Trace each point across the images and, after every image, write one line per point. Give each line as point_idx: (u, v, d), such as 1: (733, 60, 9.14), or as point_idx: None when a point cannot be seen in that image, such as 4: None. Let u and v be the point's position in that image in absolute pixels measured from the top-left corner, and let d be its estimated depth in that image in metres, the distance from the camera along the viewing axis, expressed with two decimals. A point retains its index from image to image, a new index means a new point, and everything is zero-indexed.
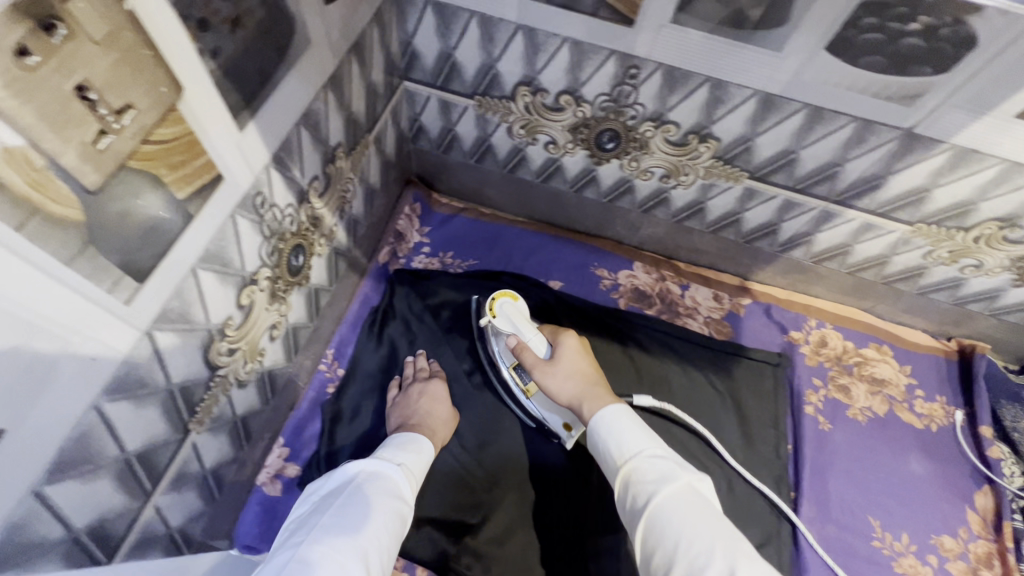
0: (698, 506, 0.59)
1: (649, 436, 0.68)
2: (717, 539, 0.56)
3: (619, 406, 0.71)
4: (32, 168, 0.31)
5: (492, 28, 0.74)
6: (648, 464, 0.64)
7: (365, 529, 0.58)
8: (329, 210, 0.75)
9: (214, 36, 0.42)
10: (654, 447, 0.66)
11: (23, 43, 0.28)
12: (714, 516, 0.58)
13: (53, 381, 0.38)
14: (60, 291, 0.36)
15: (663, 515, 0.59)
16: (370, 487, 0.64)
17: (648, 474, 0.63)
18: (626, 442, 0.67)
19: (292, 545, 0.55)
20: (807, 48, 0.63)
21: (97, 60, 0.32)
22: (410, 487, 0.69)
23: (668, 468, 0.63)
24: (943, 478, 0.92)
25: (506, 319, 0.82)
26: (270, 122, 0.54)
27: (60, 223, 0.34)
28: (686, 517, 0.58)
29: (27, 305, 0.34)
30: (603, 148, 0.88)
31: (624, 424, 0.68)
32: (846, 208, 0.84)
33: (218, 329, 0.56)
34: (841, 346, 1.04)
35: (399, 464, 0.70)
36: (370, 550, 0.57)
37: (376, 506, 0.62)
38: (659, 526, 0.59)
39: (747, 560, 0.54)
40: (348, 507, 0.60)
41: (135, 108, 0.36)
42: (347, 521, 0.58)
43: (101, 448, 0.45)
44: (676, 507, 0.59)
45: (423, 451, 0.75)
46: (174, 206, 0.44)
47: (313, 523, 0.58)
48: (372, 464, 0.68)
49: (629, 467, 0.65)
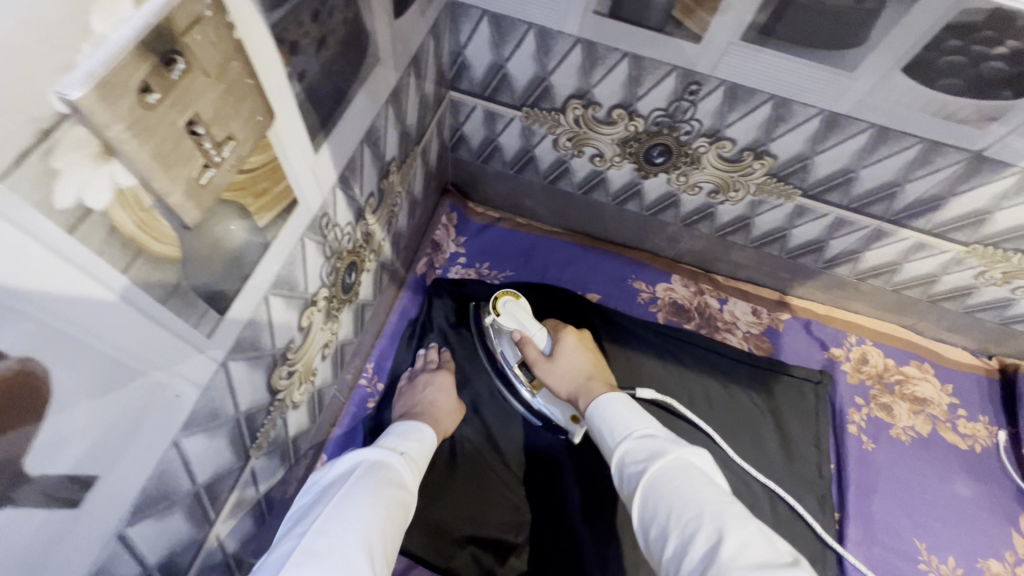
0: (687, 477, 0.55)
1: (641, 417, 0.65)
2: (704, 503, 0.52)
3: (613, 395, 0.69)
4: (140, 208, 0.29)
5: (550, 41, 0.72)
6: (637, 444, 0.61)
7: (365, 515, 0.56)
8: (380, 224, 0.74)
9: (303, 59, 0.41)
10: (644, 428, 0.63)
11: (146, 81, 0.26)
12: (701, 482, 0.54)
13: (139, 420, 0.36)
14: (152, 329, 0.34)
15: (653, 490, 0.55)
16: (369, 473, 0.62)
17: (637, 454, 0.60)
18: (615, 427, 0.64)
19: (297, 534, 0.52)
20: (883, 68, 0.61)
21: (208, 94, 0.30)
22: (411, 474, 0.68)
23: (654, 444, 0.60)
24: (990, 501, 0.91)
25: (509, 316, 0.81)
26: (340, 142, 0.52)
27: (160, 261, 0.33)
28: (673, 487, 0.54)
29: (123, 347, 0.32)
30: (651, 162, 0.86)
31: (614, 410, 0.66)
32: (900, 227, 0.83)
33: (281, 353, 0.55)
34: (882, 363, 1.03)
35: (402, 452, 0.70)
36: (373, 538, 0.54)
37: (375, 490, 0.60)
38: (650, 503, 0.55)
39: (736, 522, 0.50)
40: (353, 495, 0.58)
41: (234, 139, 0.34)
42: (352, 510, 0.55)
43: (176, 484, 0.44)
44: (664, 481, 0.55)
45: (427, 439, 0.75)
46: (256, 234, 0.42)
47: (318, 514, 0.55)
48: (375, 452, 0.67)
49: (619, 450, 0.62)
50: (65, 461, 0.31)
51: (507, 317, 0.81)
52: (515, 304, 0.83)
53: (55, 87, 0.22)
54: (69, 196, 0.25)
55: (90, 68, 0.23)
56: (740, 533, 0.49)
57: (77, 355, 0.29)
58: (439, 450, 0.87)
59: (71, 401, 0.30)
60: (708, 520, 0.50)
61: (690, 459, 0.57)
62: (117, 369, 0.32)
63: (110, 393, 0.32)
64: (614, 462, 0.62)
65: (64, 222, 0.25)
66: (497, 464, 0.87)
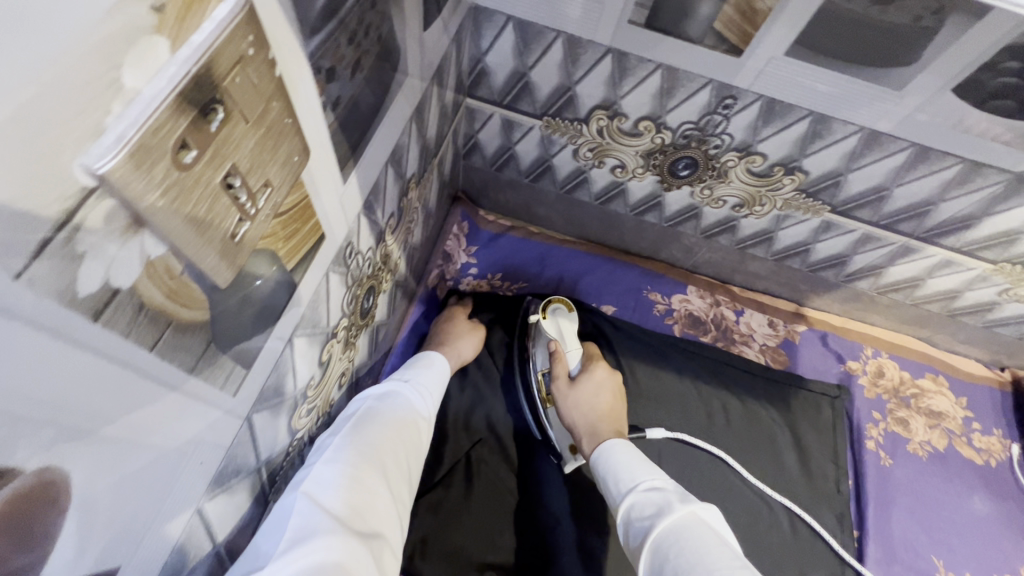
0: (696, 535, 0.49)
1: (649, 469, 0.59)
2: (713, 567, 0.45)
3: (618, 442, 0.64)
4: (170, 276, 0.25)
5: (578, 50, 0.68)
6: (642, 500, 0.55)
7: (378, 440, 0.53)
8: (397, 243, 0.70)
9: (338, 85, 0.36)
10: (651, 480, 0.57)
11: (184, 138, 0.22)
12: (709, 540, 0.48)
13: (162, 497, 0.32)
14: (174, 398, 0.30)
15: (660, 553, 0.49)
16: (377, 403, 0.58)
17: (643, 510, 0.54)
18: (620, 479, 0.59)
19: (308, 464, 0.49)
20: (933, 87, 0.58)
21: (247, 142, 0.27)
22: (421, 399, 0.63)
23: (660, 497, 0.54)
24: (1006, 517, 0.91)
25: (553, 323, 0.81)
26: (366, 167, 0.48)
27: (189, 329, 0.28)
28: (679, 549, 0.48)
29: (139, 424, 0.28)
30: (676, 174, 0.83)
31: (618, 460, 0.61)
32: (928, 244, 0.81)
33: (302, 393, 0.51)
34: (898, 376, 1.01)
35: (408, 381, 0.65)
36: (387, 463, 0.52)
37: (386, 417, 0.56)
38: (656, 568, 0.49)
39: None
40: (366, 422, 0.54)
41: (270, 185, 0.31)
42: (364, 432, 0.53)
43: (197, 549, 0.40)
44: (671, 542, 0.49)
45: (434, 365, 0.70)
46: (285, 279, 0.38)
47: (328, 443, 0.51)
48: (381, 386, 0.62)
49: (625, 504, 0.56)
50: (84, 562, 0.27)
51: (551, 325, 0.80)
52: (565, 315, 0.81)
53: (80, 159, 0.19)
54: (95, 281, 0.21)
55: (123, 132, 0.19)
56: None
57: (95, 449, 0.25)
58: (455, 469, 0.81)
59: (90, 498, 0.26)
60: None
61: (698, 517, 0.51)
62: (131, 448, 0.28)
63: (125, 476, 0.28)
64: (620, 521, 0.56)
65: (87, 310, 0.21)
66: (514, 484, 0.82)
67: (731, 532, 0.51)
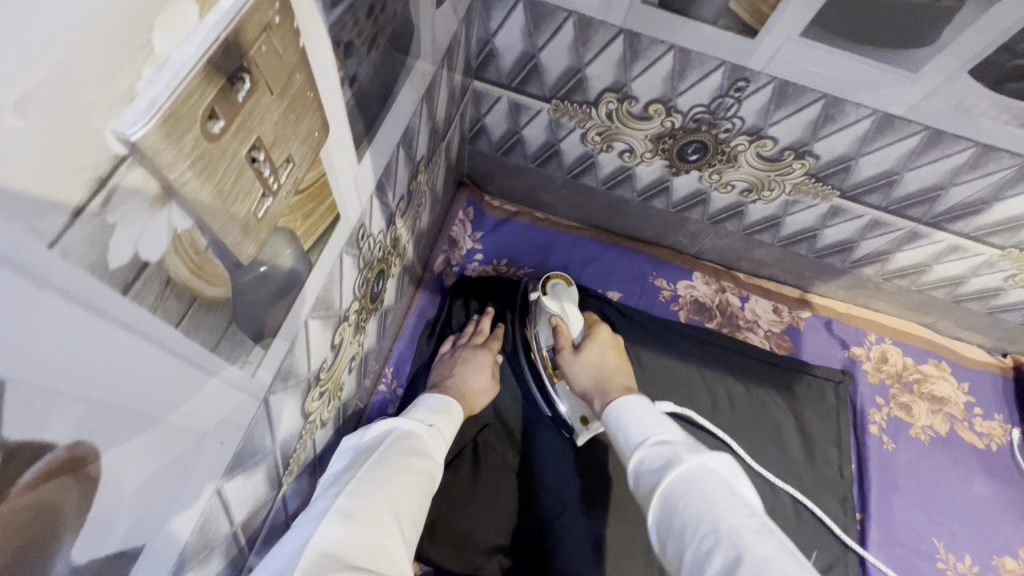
0: (708, 486, 0.48)
1: (660, 422, 0.58)
2: (720, 517, 0.45)
3: (632, 397, 0.63)
4: (195, 251, 0.25)
5: (590, 30, 0.67)
6: (652, 452, 0.54)
7: (399, 486, 0.51)
8: (406, 228, 0.69)
9: (355, 61, 0.36)
10: (661, 433, 0.56)
11: (212, 108, 0.22)
12: (720, 491, 0.47)
13: (186, 477, 0.32)
14: (213, 386, 0.31)
15: (668, 503, 0.49)
16: (404, 445, 0.57)
17: (653, 462, 0.53)
18: (631, 433, 0.58)
19: (332, 495, 0.49)
20: (949, 70, 0.57)
21: (271, 114, 0.26)
22: (439, 448, 0.62)
23: (671, 449, 0.52)
24: (1006, 501, 0.92)
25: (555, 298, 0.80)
26: (379, 147, 0.48)
27: (212, 307, 0.28)
28: (688, 500, 0.47)
29: (181, 409, 0.29)
30: (685, 159, 0.83)
31: (631, 415, 0.60)
32: (936, 229, 0.81)
33: (315, 375, 0.51)
34: (901, 362, 1.01)
35: (430, 424, 0.64)
36: (403, 508, 0.51)
37: (409, 462, 0.55)
38: (665, 518, 0.49)
39: (757, 540, 0.43)
40: (388, 461, 0.53)
41: (291, 161, 0.30)
42: (385, 472, 0.52)
43: (216, 529, 0.40)
44: (682, 491, 0.48)
45: (454, 414, 0.69)
46: (302, 259, 0.37)
47: (352, 475, 0.51)
48: (408, 424, 0.61)
49: (635, 456, 0.55)
50: (113, 539, 0.27)
51: (551, 300, 0.80)
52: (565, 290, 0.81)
53: (112, 125, 0.18)
54: (125, 253, 0.21)
55: (154, 98, 0.19)
56: (760, 555, 0.41)
57: (128, 427, 0.25)
58: (462, 454, 0.81)
59: (119, 480, 0.26)
60: (725, 538, 0.43)
61: (708, 467, 0.50)
62: (175, 435, 0.29)
63: (169, 457, 0.29)
64: (629, 472, 0.55)
65: (118, 283, 0.21)
66: (519, 468, 0.82)
67: (741, 480, 0.50)
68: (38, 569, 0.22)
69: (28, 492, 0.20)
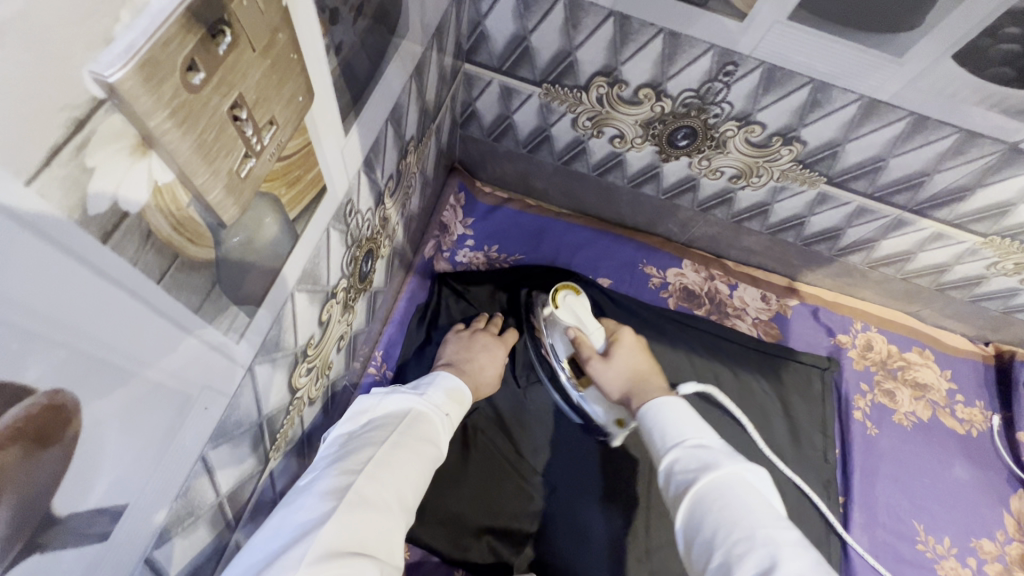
0: (746, 496, 0.47)
1: (697, 426, 0.56)
2: (757, 526, 0.44)
3: (671, 398, 0.61)
4: (177, 208, 0.25)
5: (580, 13, 0.67)
6: (690, 453, 0.52)
7: (409, 474, 0.51)
8: (395, 208, 0.69)
9: (340, 29, 0.36)
10: (700, 436, 0.55)
11: (192, 58, 0.22)
12: (756, 502, 0.47)
13: (169, 441, 0.32)
14: (198, 347, 0.31)
15: (702, 504, 0.48)
16: (419, 431, 0.55)
17: (688, 463, 0.52)
18: (668, 432, 0.56)
19: (348, 473, 0.48)
20: (934, 54, 0.57)
21: (253, 72, 0.26)
22: (449, 435, 0.60)
23: (709, 455, 0.52)
24: (985, 485, 0.94)
25: (568, 309, 0.78)
26: (367, 123, 0.48)
27: (195, 267, 0.28)
28: (723, 504, 0.47)
29: (165, 368, 0.29)
30: (675, 145, 0.83)
31: (669, 414, 0.58)
32: (920, 217, 0.82)
33: (302, 351, 0.51)
34: (886, 350, 1.03)
35: (446, 414, 0.61)
36: (408, 496, 0.51)
37: (421, 448, 0.54)
38: (694, 520, 0.48)
39: (793, 552, 0.42)
40: (403, 444, 0.53)
41: (275, 124, 0.30)
42: (399, 456, 0.51)
43: (201, 497, 0.41)
44: (718, 496, 0.47)
45: (465, 401, 0.66)
46: (287, 228, 0.37)
47: (368, 457, 0.50)
48: (423, 404, 0.59)
49: (671, 455, 0.53)
50: (95, 495, 0.27)
51: (565, 313, 0.77)
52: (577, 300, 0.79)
53: (90, 67, 0.18)
54: (105, 201, 0.21)
55: (131, 42, 0.19)
56: (797, 568, 0.41)
57: (111, 380, 0.25)
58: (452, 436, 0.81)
59: (101, 434, 0.26)
60: (760, 545, 0.43)
61: (745, 477, 0.49)
62: (159, 396, 0.29)
63: (153, 418, 0.30)
64: (660, 468, 0.54)
65: (96, 231, 0.21)
66: (509, 452, 0.82)
67: (773, 495, 0.50)
68: (12, 519, 0.22)
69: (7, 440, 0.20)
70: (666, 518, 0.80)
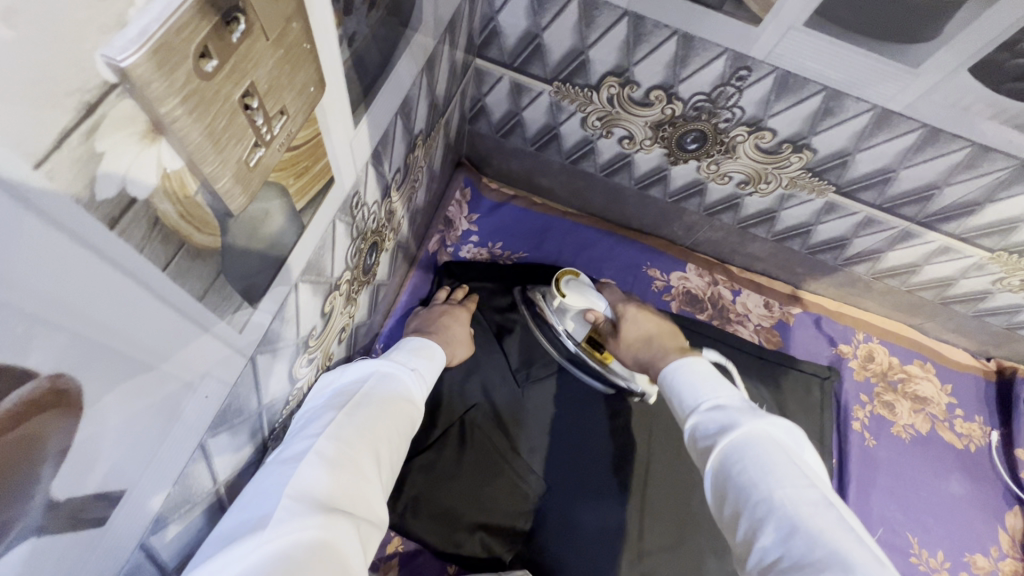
0: (770, 453, 0.46)
1: (717, 386, 0.55)
2: (777, 487, 0.44)
3: (688, 357, 0.59)
4: (185, 195, 0.25)
5: (594, 12, 0.67)
6: (707, 417, 0.52)
7: (377, 426, 0.51)
8: (401, 202, 0.69)
9: (354, 20, 0.36)
10: (717, 396, 0.54)
11: (205, 45, 0.22)
12: (777, 460, 0.46)
13: (167, 430, 0.32)
14: (201, 336, 0.31)
15: (725, 469, 0.47)
16: (382, 388, 0.55)
17: (708, 426, 0.51)
18: (684, 397, 0.56)
19: (310, 436, 0.48)
20: (948, 67, 0.57)
21: (266, 61, 0.26)
22: (421, 392, 0.60)
23: (726, 415, 0.51)
24: (981, 500, 0.94)
25: (576, 297, 0.73)
26: (377, 115, 0.48)
27: (201, 255, 0.28)
28: (742, 467, 0.46)
29: (170, 356, 0.29)
30: (684, 148, 0.83)
31: (685, 376, 0.57)
32: (928, 230, 0.81)
33: (304, 340, 0.51)
34: (887, 361, 1.02)
35: (412, 369, 0.62)
36: (385, 453, 0.51)
37: (385, 402, 0.54)
38: (719, 486, 0.48)
39: (814, 511, 0.42)
40: (369, 404, 0.53)
41: (285, 113, 0.30)
42: (364, 414, 0.52)
43: (198, 485, 0.41)
44: (740, 456, 0.47)
45: (436, 358, 0.67)
46: (293, 218, 0.37)
47: (328, 418, 0.50)
48: (384, 363, 0.59)
49: (692, 420, 0.53)
50: (93, 480, 0.27)
51: (574, 300, 0.73)
52: (579, 283, 0.74)
53: (102, 50, 0.18)
54: (113, 186, 0.21)
55: (145, 26, 0.19)
56: (819, 528, 0.40)
57: (113, 367, 0.25)
58: (450, 432, 0.81)
59: (101, 422, 0.26)
60: (780, 508, 0.42)
61: (765, 435, 0.48)
62: (162, 384, 0.29)
63: (155, 404, 0.29)
64: (684, 434, 0.54)
65: (104, 216, 0.21)
66: (506, 449, 0.81)
67: (805, 449, 0.48)
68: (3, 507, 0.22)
69: (7, 422, 0.20)
70: (661, 521, 0.79)
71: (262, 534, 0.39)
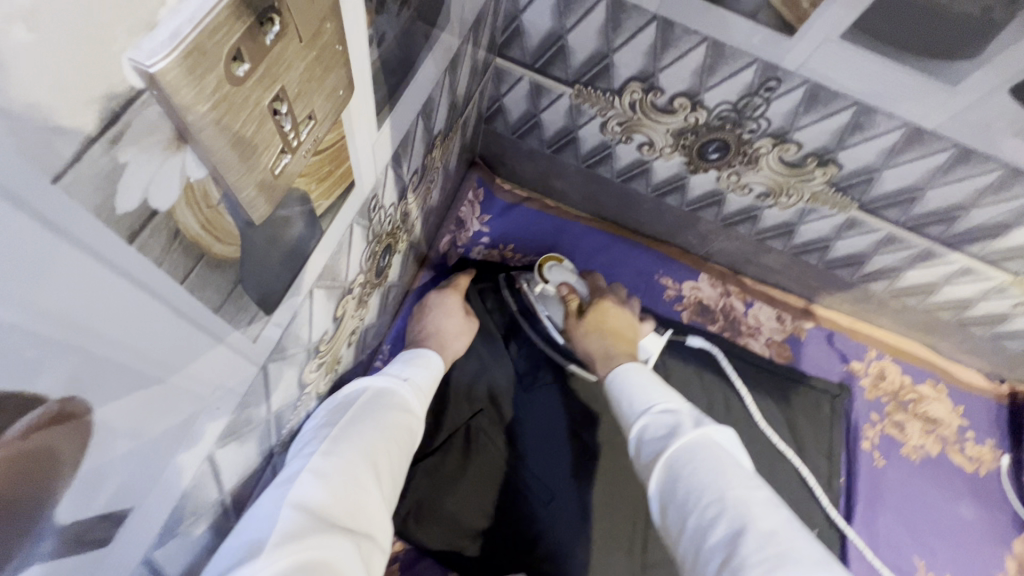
0: (718, 457, 0.45)
1: (663, 393, 0.54)
2: (726, 487, 0.42)
3: (635, 365, 0.59)
4: (207, 205, 0.23)
5: (622, 15, 0.65)
6: (657, 419, 0.50)
7: (374, 441, 0.50)
8: (416, 203, 0.68)
9: (383, 19, 0.34)
10: (667, 402, 0.52)
11: (238, 48, 0.20)
12: (726, 462, 0.45)
13: (176, 445, 0.31)
14: (216, 348, 0.30)
15: (672, 472, 0.46)
16: (375, 404, 0.54)
17: (657, 430, 0.50)
18: (635, 400, 0.54)
19: (304, 456, 0.47)
20: (988, 87, 0.55)
21: (298, 63, 0.24)
22: (418, 403, 0.58)
23: (674, 419, 0.50)
24: (990, 525, 0.93)
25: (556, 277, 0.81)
26: (400, 115, 0.46)
27: (220, 266, 0.27)
28: (692, 467, 0.45)
29: (184, 372, 0.28)
30: (705, 157, 0.81)
31: (634, 382, 0.56)
32: (951, 250, 0.79)
33: (315, 346, 0.49)
34: (899, 380, 1.01)
35: (406, 379, 0.59)
36: (383, 466, 0.49)
37: (381, 416, 0.52)
38: (668, 489, 0.46)
39: (762, 512, 0.41)
40: (362, 420, 0.51)
41: (314, 118, 0.28)
42: (360, 428, 0.50)
43: (205, 496, 0.39)
44: (688, 456, 0.46)
45: (433, 365, 0.64)
46: (313, 223, 0.35)
47: (322, 437, 0.49)
48: (378, 378, 0.58)
49: (638, 424, 0.51)
50: (102, 500, 0.26)
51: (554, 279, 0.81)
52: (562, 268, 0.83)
53: (129, 53, 0.17)
54: (134, 199, 0.19)
55: (177, 28, 0.17)
56: (767, 528, 0.39)
57: (124, 386, 0.23)
58: (454, 439, 0.79)
59: (109, 440, 0.24)
60: (730, 507, 0.41)
61: (713, 439, 0.47)
62: (173, 401, 0.28)
63: (163, 421, 0.28)
64: (632, 440, 0.52)
65: (123, 231, 0.19)
66: (511, 457, 0.80)
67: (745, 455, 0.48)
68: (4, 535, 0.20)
69: (11, 452, 0.18)
70: None
71: (255, 561, 0.37)
